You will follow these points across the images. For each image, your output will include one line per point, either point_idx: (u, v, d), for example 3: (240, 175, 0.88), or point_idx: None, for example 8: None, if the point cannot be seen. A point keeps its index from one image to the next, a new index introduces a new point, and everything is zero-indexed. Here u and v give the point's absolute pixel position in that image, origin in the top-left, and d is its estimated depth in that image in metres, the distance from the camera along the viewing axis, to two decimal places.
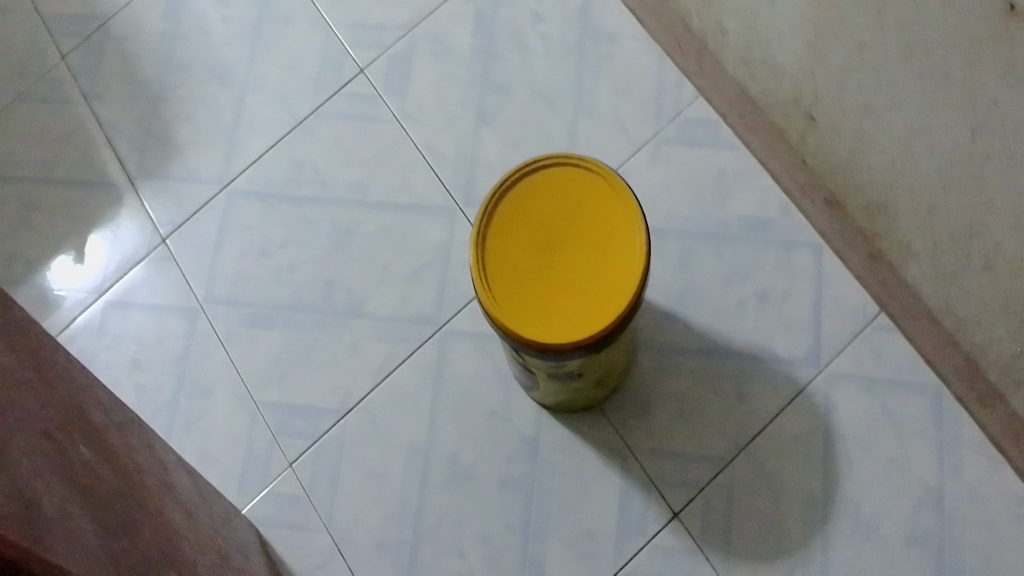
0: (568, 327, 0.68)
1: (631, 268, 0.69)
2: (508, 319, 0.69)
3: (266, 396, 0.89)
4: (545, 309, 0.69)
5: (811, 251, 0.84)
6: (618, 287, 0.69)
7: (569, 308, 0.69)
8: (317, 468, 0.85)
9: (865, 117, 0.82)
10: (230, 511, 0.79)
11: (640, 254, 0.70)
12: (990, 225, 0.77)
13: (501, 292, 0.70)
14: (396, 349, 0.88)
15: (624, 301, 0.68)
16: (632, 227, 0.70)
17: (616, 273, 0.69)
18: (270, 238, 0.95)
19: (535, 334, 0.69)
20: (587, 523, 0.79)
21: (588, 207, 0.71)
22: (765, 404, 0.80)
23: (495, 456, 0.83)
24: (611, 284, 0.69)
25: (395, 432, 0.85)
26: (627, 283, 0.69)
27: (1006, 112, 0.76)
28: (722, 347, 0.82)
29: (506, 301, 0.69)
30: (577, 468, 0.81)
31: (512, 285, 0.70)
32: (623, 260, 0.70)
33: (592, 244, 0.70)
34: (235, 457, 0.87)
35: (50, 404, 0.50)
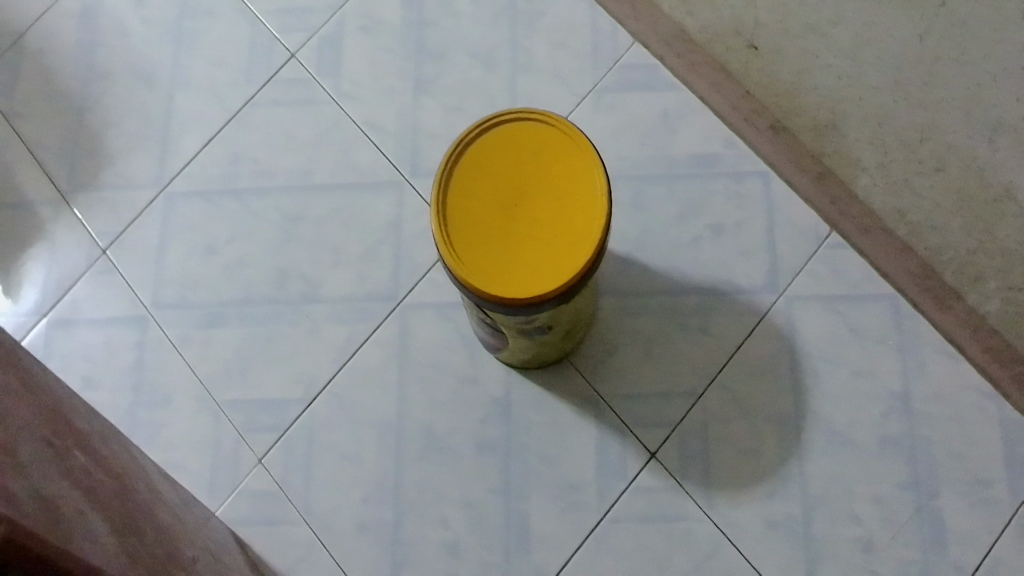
0: (538, 279, 0.70)
1: (595, 214, 0.71)
2: (478, 276, 0.70)
3: (228, 395, 0.88)
4: (513, 262, 0.70)
5: (759, 178, 0.83)
6: (585, 234, 0.70)
7: (538, 260, 0.70)
8: (288, 459, 0.84)
9: (809, 37, 0.87)
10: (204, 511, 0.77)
11: (602, 200, 0.71)
12: (942, 123, 0.83)
13: (468, 250, 0.71)
14: (357, 329, 0.87)
15: (592, 246, 0.70)
16: (591, 174, 0.72)
17: (581, 220, 0.71)
18: (215, 234, 0.94)
19: (506, 290, 0.70)
20: (567, 476, 0.79)
21: (545, 158, 0.72)
22: (729, 334, 0.79)
23: (469, 423, 0.82)
24: (578, 232, 0.70)
25: (365, 411, 0.85)
26: (593, 230, 0.70)
27: (954, 9, 0.85)
28: (682, 282, 0.81)
29: (473, 257, 0.70)
30: (551, 423, 0.80)
31: (477, 242, 0.71)
32: (586, 206, 0.71)
33: (554, 195, 0.72)
34: (203, 461, 0.86)
35: (44, 412, 0.48)
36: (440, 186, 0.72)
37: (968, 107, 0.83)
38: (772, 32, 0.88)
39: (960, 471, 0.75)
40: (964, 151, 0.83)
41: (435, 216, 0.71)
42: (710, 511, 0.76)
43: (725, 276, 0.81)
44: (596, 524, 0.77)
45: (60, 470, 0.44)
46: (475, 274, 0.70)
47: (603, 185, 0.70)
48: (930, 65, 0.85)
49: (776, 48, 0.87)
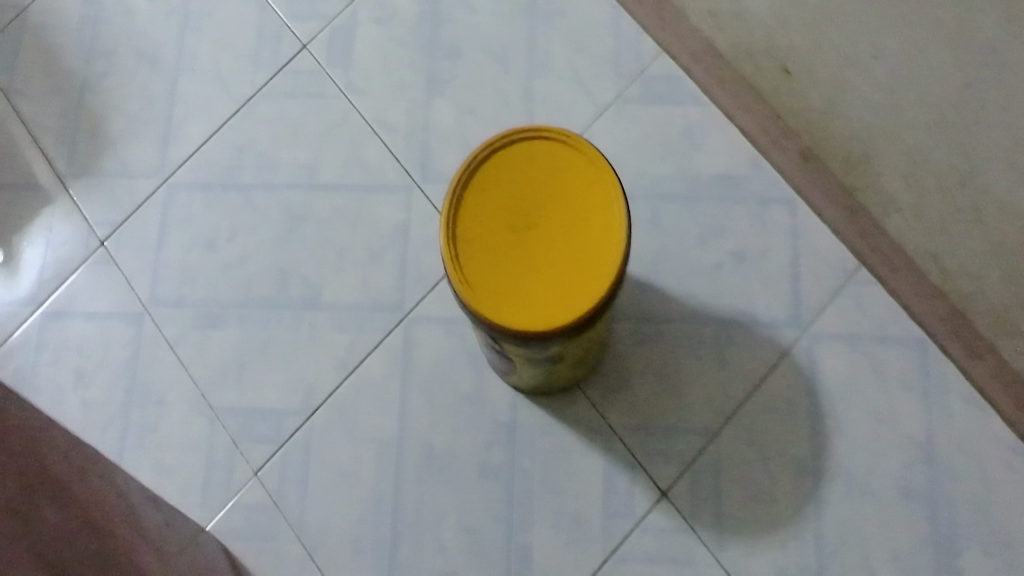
0: (548, 310, 0.66)
1: (611, 245, 0.67)
2: (484, 301, 0.66)
3: (223, 400, 0.85)
4: (522, 290, 0.67)
5: (785, 205, 0.79)
6: (599, 265, 0.67)
7: (548, 289, 0.67)
8: (284, 473, 0.81)
9: (846, 67, 0.83)
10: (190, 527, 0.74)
11: (620, 229, 0.67)
12: (983, 172, 0.79)
13: (474, 272, 0.67)
14: (359, 338, 0.84)
15: (607, 279, 0.66)
16: (610, 203, 0.68)
17: (597, 250, 0.67)
18: (216, 229, 0.90)
19: (514, 319, 0.66)
20: (573, 509, 0.75)
21: (562, 181, 0.69)
22: (748, 370, 0.76)
23: (472, 445, 0.79)
24: (591, 262, 0.67)
25: (365, 425, 0.81)
26: (608, 261, 0.67)
27: (1007, 51, 0.81)
28: (700, 311, 0.78)
29: (481, 280, 0.67)
30: (558, 452, 0.77)
31: (486, 265, 0.67)
32: (603, 235, 0.67)
33: (569, 221, 0.68)
34: (196, 469, 0.83)
35: (11, 468, 0.45)
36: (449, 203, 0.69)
37: (1012, 157, 0.79)
38: (807, 58, 0.83)
39: (982, 528, 0.71)
40: (1005, 202, 0.78)
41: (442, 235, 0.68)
42: (720, 556, 0.72)
43: (746, 306, 0.77)
44: (601, 564, 0.74)
45: (9, 545, 0.41)
46: (481, 299, 0.66)
47: (622, 214, 0.67)
48: (974, 110, 0.80)
49: (810, 73, 0.83)
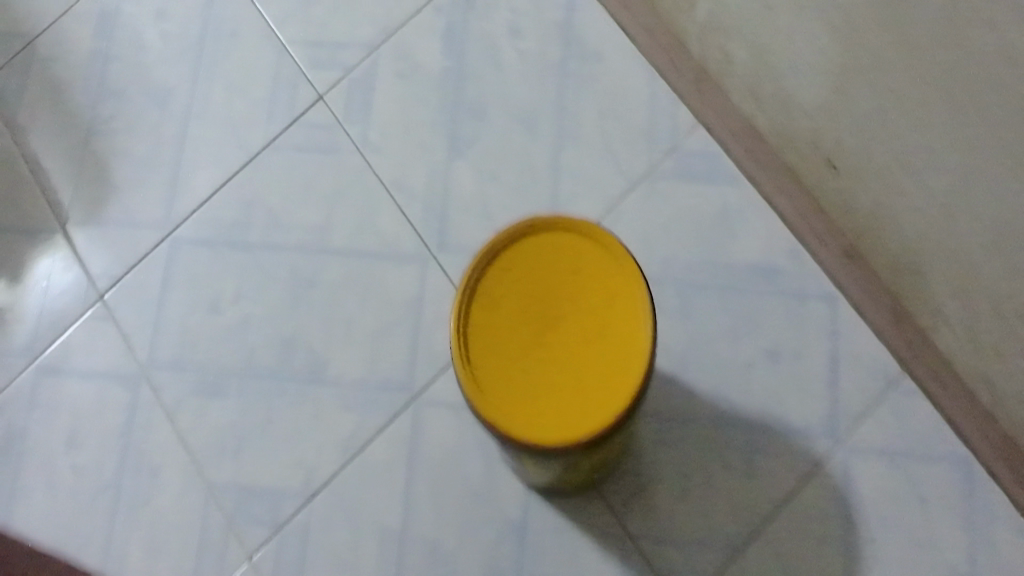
0: (564, 420, 0.60)
1: (635, 351, 0.61)
2: (494, 407, 0.61)
3: (219, 475, 0.80)
4: (537, 397, 0.61)
5: (824, 301, 0.75)
6: (621, 373, 0.61)
7: (565, 396, 0.61)
8: (280, 560, 0.77)
9: None
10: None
11: (645, 334, 0.62)
12: None
13: (485, 375, 0.61)
14: (366, 419, 0.80)
15: (630, 387, 0.60)
16: (635, 303, 0.63)
17: (619, 356, 0.61)
18: (221, 289, 0.86)
19: (527, 429, 0.60)
20: None
21: (584, 278, 0.63)
22: (778, 480, 0.71)
23: (479, 545, 0.74)
24: (613, 370, 0.61)
25: (367, 516, 0.77)
26: (632, 369, 0.61)
27: None
28: (729, 413, 0.73)
29: (491, 385, 0.61)
30: (569, 560, 0.73)
31: (498, 367, 0.62)
32: (627, 339, 0.62)
33: (591, 323, 0.62)
34: (188, 549, 0.79)
35: None
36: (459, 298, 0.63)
37: None
38: None
39: None
40: None
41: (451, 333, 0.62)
42: None
43: (777, 412, 0.73)
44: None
45: None
46: (491, 405, 0.61)
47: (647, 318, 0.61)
48: None
49: None
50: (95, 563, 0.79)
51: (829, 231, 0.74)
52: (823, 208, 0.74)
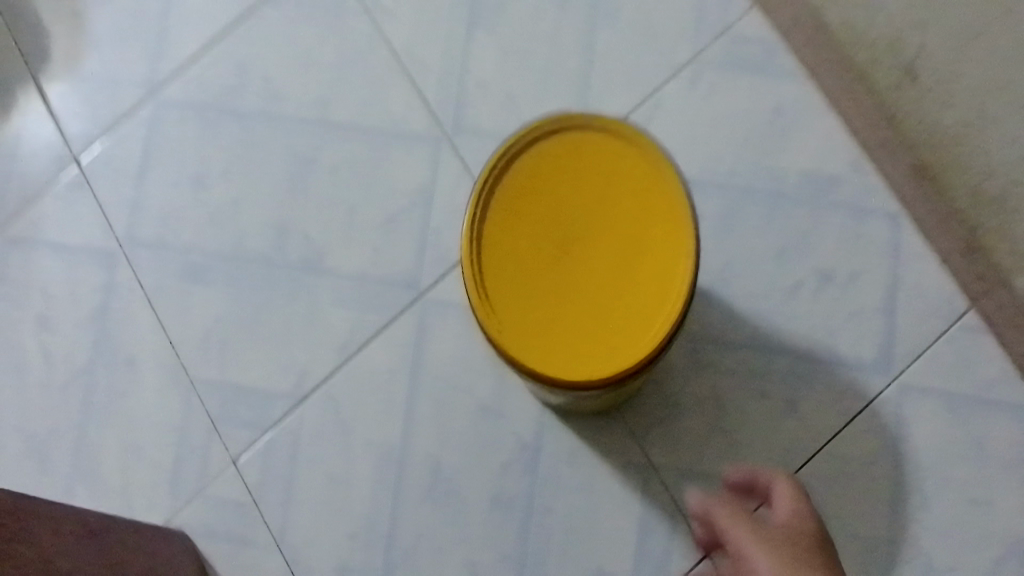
0: (592, 358, 0.53)
1: (670, 290, 0.53)
2: (503, 331, 0.53)
3: (203, 372, 0.73)
4: (553, 325, 0.53)
5: (886, 221, 0.66)
6: (650, 314, 0.53)
7: (584, 329, 0.53)
8: (267, 469, 0.71)
9: None
10: (163, 545, 0.66)
11: (685, 272, 0.53)
12: None
13: (497, 292, 0.54)
14: (366, 319, 0.72)
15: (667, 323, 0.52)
16: (679, 232, 0.53)
17: (651, 294, 0.53)
18: (209, 163, 0.77)
19: (550, 367, 0.53)
20: (596, 559, 0.66)
21: (617, 187, 0.54)
22: (821, 417, 0.64)
23: (485, 467, 0.68)
24: (643, 308, 0.53)
25: (364, 426, 0.71)
26: (663, 311, 0.53)
27: None
28: (771, 341, 0.66)
29: (509, 315, 0.54)
30: (585, 489, 0.67)
31: (513, 285, 0.54)
32: (662, 274, 0.53)
33: (624, 249, 0.53)
34: (167, 450, 0.72)
35: None
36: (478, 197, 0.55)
37: None
38: None
39: None
40: None
41: (464, 238, 0.54)
42: None
43: (825, 341, 0.65)
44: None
45: None
46: (500, 328, 0.53)
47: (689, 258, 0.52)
48: None
49: None
50: (67, 457, 0.73)
51: (897, 143, 0.65)
52: (893, 118, 0.65)
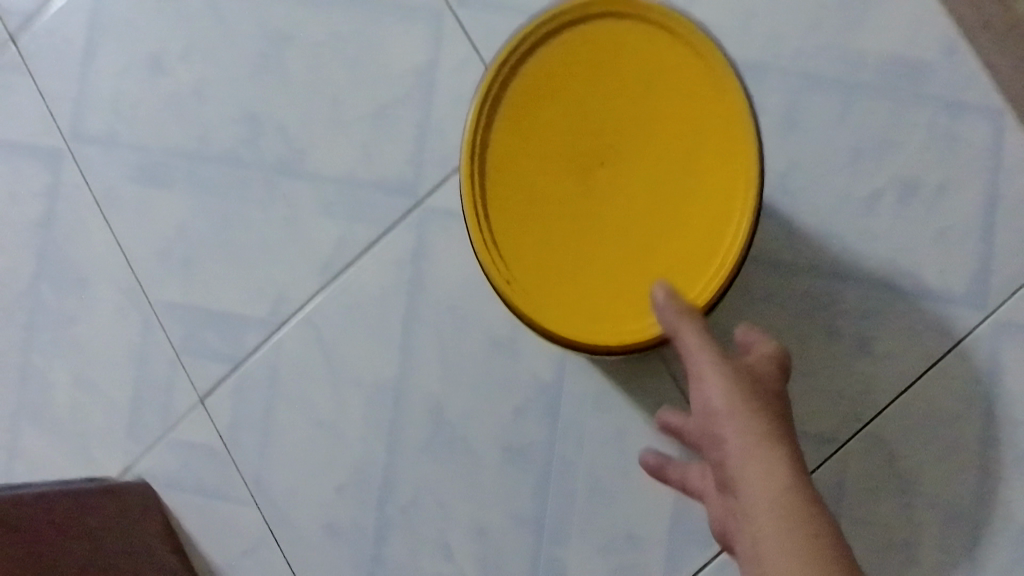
0: (619, 317, 0.45)
1: (721, 239, 0.44)
2: (513, 282, 0.45)
3: (164, 293, 0.63)
4: (576, 276, 0.45)
5: (986, 119, 0.55)
6: (695, 266, 0.44)
7: (614, 282, 0.45)
8: (240, 409, 0.61)
9: None
10: (117, 519, 0.56)
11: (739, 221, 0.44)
12: None
13: (507, 235, 0.45)
14: (352, 232, 0.61)
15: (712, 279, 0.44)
16: (735, 166, 0.44)
17: (697, 243, 0.44)
18: (164, 40, 0.64)
19: (568, 326, 0.45)
20: (624, 522, 0.56)
21: (657, 107, 0.45)
22: (899, 359, 0.53)
23: (496, 411, 0.58)
24: (687, 259, 0.44)
25: (353, 359, 0.60)
26: (712, 264, 0.44)
27: None
28: (840, 266, 0.55)
29: (523, 262, 0.45)
30: (612, 440, 0.57)
31: (527, 227, 0.45)
32: (712, 219, 0.44)
33: (665, 187, 0.44)
34: (126, 385, 0.62)
35: None
36: (480, 117, 0.45)
37: None
38: None
39: None
40: None
41: (464, 168, 0.45)
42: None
43: (905, 269, 0.54)
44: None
45: None
46: (510, 279, 0.45)
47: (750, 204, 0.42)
48: None
49: None
50: (12, 391, 0.63)
51: (1003, 27, 0.51)
52: None
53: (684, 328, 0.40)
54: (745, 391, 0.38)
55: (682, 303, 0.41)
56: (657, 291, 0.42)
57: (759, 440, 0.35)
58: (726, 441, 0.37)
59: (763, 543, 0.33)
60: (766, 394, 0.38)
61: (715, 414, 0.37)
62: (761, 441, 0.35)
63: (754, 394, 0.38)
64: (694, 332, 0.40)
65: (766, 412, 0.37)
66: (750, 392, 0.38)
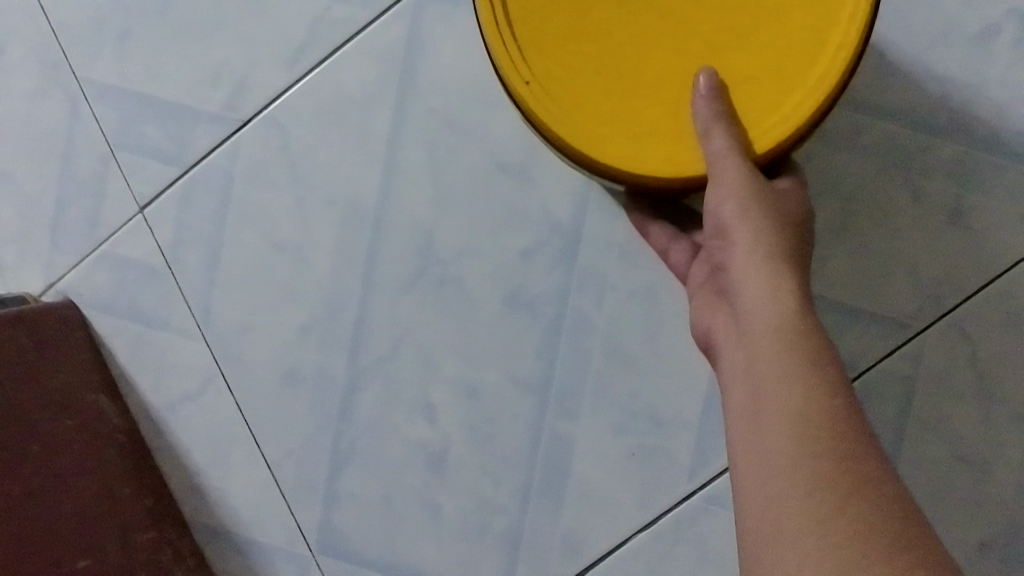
0: (636, 121, 0.35)
1: (795, 59, 0.34)
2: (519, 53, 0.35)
3: (95, 73, 0.51)
4: (616, 93, 0.35)
5: None
6: (778, 87, 0.34)
7: (671, 113, 0.34)
8: (185, 224, 0.50)
9: None
10: (30, 355, 0.47)
11: (815, 29, 0.33)
12: None
13: (528, 14, 0.35)
14: (329, 13, 0.48)
15: (764, 94, 0.34)
16: None
17: (783, 59, 0.34)
18: None
19: (570, 127, 0.35)
20: (646, 400, 0.47)
21: None
22: (998, 240, 0.44)
23: (497, 255, 0.48)
24: (770, 70, 0.34)
25: (326, 173, 0.49)
26: (771, 85, 0.34)
27: None
28: (941, 117, 0.44)
29: (535, 32, 0.35)
30: (639, 301, 0.47)
31: (556, 7, 0.35)
32: (807, 24, 0.34)
33: None
34: (48, 182, 0.51)
35: None
36: None
37: None
38: None
39: None
40: None
41: None
42: None
43: (1022, 122, 0.44)
44: (675, 505, 0.47)
45: None
46: (529, 78, 0.35)
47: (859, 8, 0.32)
48: None
49: None
50: None
51: None
52: None
53: (714, 134, 0.33)
54: (773, 223, 0.34)
55: (726, 104, 0.33)
56: (699, 77, 0.33)
57: (779, 281, 0.33)
58: (741, 272, 0.34)
59: (765, 382, 0.31)
60: (789, 223, 0.35)
61: (730, 232, 0.34)
62: (780, 289, 0.32)
63: (780, 226, 0.34)
64: (724, 137, 0.33)
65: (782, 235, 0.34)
66: (775, 221, 0.34)
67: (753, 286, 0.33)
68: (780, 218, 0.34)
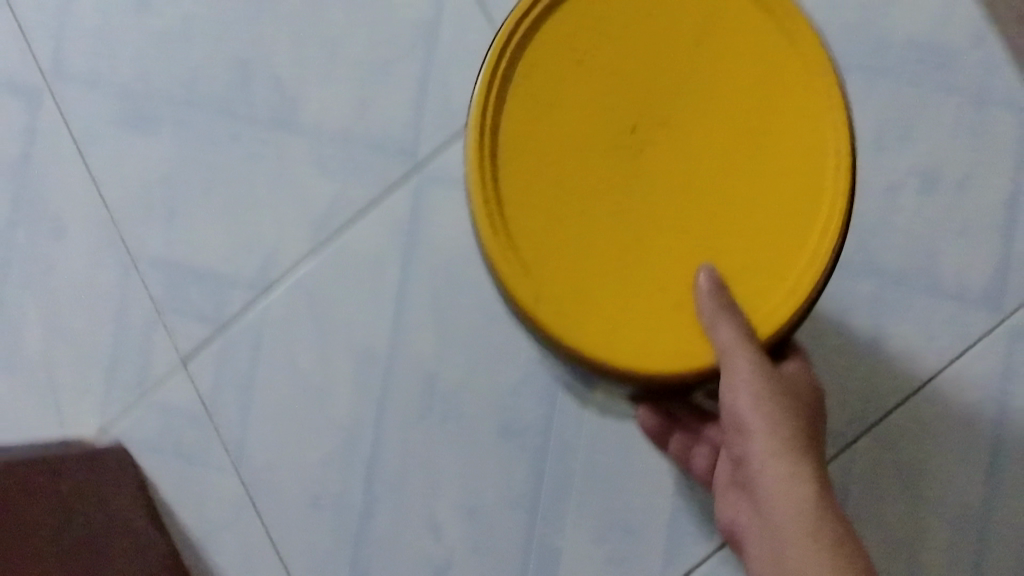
0: (639, 324, 0.39)
1: (781, 260, 0.39)
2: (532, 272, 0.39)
3: (145, 247, 0.59)
4: (620, 298, 0.39)
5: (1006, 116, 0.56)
6: (768, 285, 0.39)
7: (674, 311, 0.39)
8: (221, 374, 0.58)
9: None
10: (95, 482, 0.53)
11: (797, 236, 0.39)
12: None
13: (532, 235, 0.39)
14: (347, 191, 0.58)
15: (756, 290, 0.39)
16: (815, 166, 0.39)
17: (770, 259, 0.39)
18: None
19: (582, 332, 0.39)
20: (621, 510, 0.55)
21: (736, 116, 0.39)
22: (913, 365, 0.54)
23: (492, 392, 0.56)
24: (760, 269, 0.39)
25: (344, 324, 0.58)
26: (763, 281, 0.39)
27: None
28: (859, 261, 0.55)
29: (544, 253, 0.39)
30: (613, 425, 0.56)
31: (563, 228, 0.39)
32: (788, 231, 0.39)
33: (733, 198, 0.39)
34: (100, 339, 0.59)
35: None
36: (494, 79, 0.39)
37: None
38: None
39: None
40: None
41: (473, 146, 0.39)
42: None
43: (920, 263, 0.54)
44: None
45: None
46: (537, 295, 0.39)
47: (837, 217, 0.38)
48: None
49: None
50: None
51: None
52: None
53: (722, 326, 0.38)
54: (783, 411, 0.40)
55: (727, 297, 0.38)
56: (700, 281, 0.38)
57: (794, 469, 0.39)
58: (760, 456, 0.40)
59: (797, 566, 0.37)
60: (795, 402, 0.40)
61: (747, 420, 0.40)
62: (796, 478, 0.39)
63: (788, 411, 0.40)
64: (731, 328, 0.38)
65: (790, 414, 0.40)
66: (783, 406, 0.40)
67: (775, 473, 0.39)
68: (786, 403, 0.40)
